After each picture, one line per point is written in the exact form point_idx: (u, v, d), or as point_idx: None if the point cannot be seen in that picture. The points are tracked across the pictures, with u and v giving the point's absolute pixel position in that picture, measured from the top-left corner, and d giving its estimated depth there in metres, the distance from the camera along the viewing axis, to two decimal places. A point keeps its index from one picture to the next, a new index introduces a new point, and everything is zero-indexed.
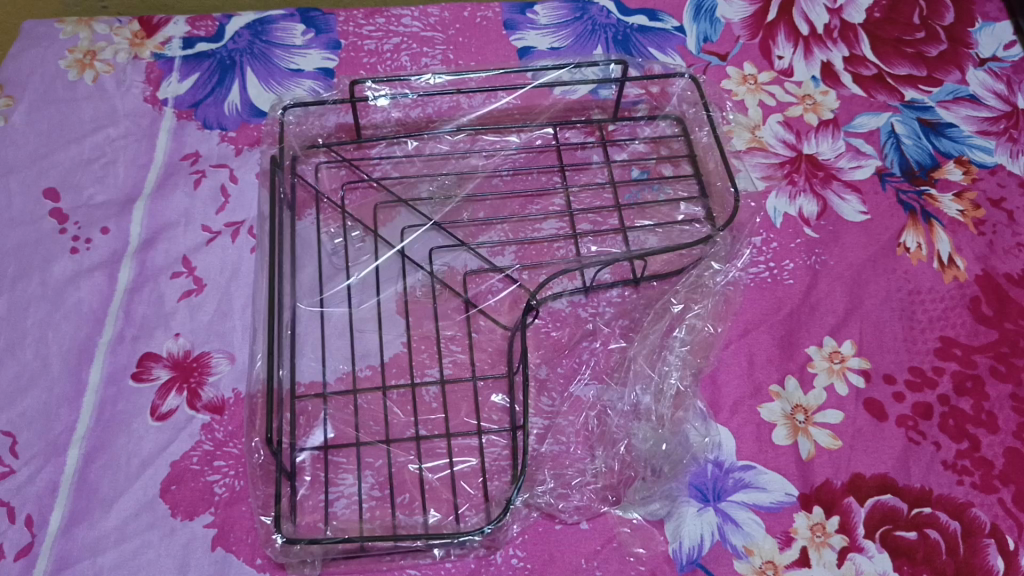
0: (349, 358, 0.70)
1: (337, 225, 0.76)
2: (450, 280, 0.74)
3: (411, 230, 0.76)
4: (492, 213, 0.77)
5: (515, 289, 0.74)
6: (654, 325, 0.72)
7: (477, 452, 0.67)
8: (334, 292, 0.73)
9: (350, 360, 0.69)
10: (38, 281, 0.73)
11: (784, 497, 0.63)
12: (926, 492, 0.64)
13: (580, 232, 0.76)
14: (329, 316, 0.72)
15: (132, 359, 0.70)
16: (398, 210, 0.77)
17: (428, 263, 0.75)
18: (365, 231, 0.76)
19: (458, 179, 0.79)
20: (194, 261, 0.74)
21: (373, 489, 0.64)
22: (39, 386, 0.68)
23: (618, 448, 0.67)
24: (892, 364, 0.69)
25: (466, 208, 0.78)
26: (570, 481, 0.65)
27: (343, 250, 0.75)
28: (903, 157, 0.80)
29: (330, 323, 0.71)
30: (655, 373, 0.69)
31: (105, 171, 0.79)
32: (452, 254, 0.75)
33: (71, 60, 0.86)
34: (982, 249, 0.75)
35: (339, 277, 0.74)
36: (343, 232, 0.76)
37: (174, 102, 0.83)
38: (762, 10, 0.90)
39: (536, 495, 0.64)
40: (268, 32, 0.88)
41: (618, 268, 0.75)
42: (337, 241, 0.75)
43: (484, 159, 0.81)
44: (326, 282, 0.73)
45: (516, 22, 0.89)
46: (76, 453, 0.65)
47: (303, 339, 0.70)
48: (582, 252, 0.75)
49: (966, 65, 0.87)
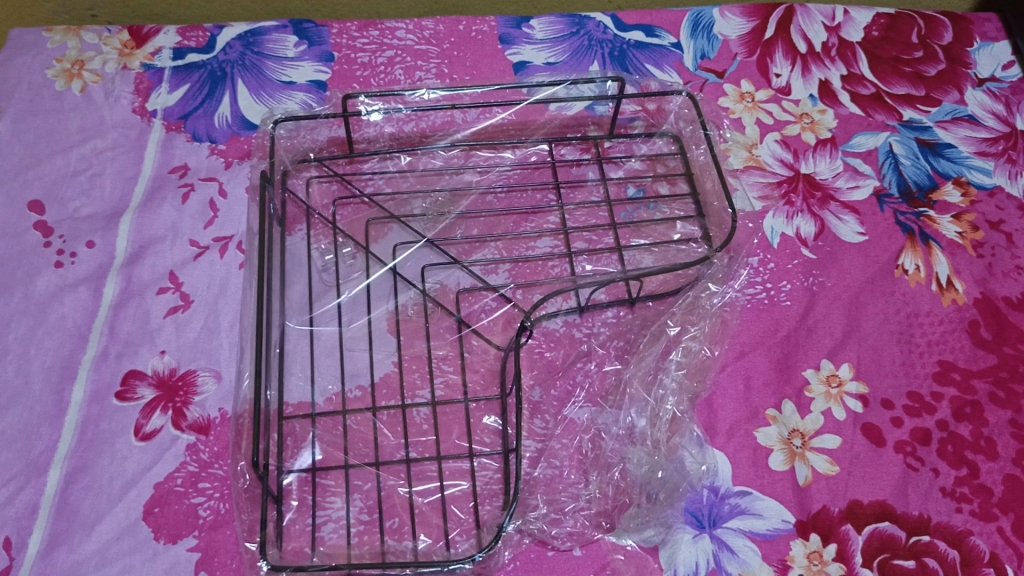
0: (338, 378, 0.68)
1: (328, 241, 0.75)
2: (443, 299, 0.73)
3: (403, 247, 0.75)
4: (485, 230, 0.76)
5: (510, 309, 0.73)
6: (650, 347, 0.71)
7: (469, 476, 0.65)
8: (323, 311, 0.71)
9: (339, 381, 0.68)
10: (21, 295, 0.72)
11: (781, 524, 0.62)
12: (924, 519, 0.63)
13: (575, 250, 0.75)
14: (319, 335, 0.70)
15: (116, 377, 0.68)
16: (390, 227, 0.76)
17: (420, 281, 0.73)
18: (357, 247, 0.75)
19: (452, 196, 0.78)
20: (182, 277, 0.73)
21: (362, 513, 0.63)
22: (21, 404, 0.66)
23: (612, 474, 0.66)
24: (890, 389, 0.68)
25: (459, 225, 0.77)
26: (563, 508, 0.64)
27: (334, 267, 0.74)
28: (901, 177, 0.80)
29: (319, 342, 0.70)
30: (650, 397, 0.68)
31: (92, 183, 0.78)
32: (445, 272, 0.74)
33: (59, 70, 0.84)
34: (981, 271, 0.74)
35: (330, 294, 0.72)
36: (334, 248, 0.74)
37: (164, 113, 0.82)
38: (760, 26, 0.89)
39: (530, 521, 0.63)
40: (260, 43, 0.87)
41: (613, 288, 0.74)
42: (328, 258, 0.74)
43: (477, 175, 0.80)
44: (316, 300, 0.72)
45: (512, 36, 0.88)
46: (57, 474, 0.64)
47: (291, 359, 0.69)
48: (576, 271, 0.74)
49: (965, 84, 0.86)
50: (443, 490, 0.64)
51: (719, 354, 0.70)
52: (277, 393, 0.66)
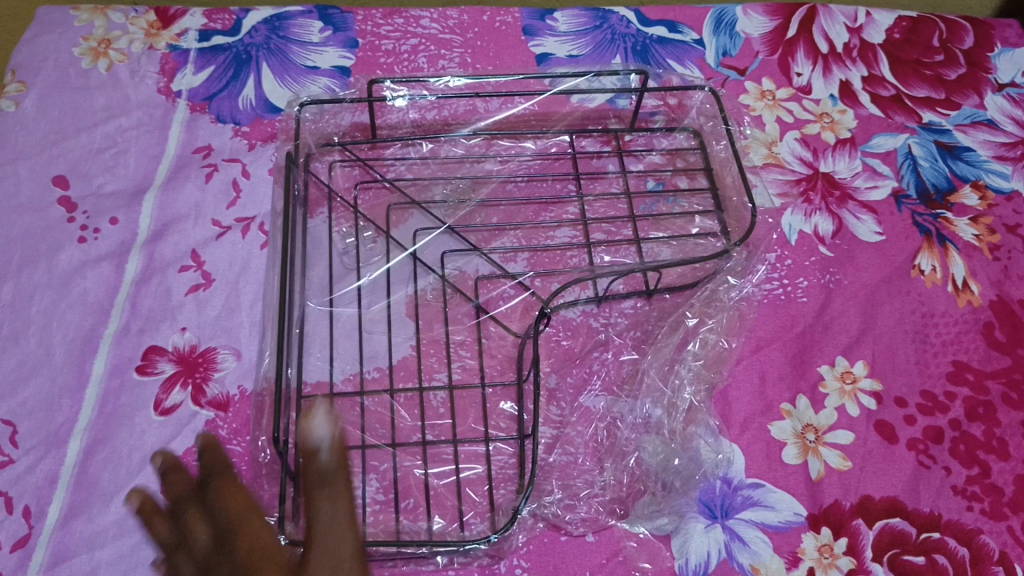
0: (356, 361, 0.69)
1: (349, 225, 0.75)
2: (462, 284, 0.74)
3: (424, 233, 0.76)
4: (506, 218, 0.77)
5: (527, 297, 0.74)
6: (667, 338, 0.72)
7: (483, 459, 0.66)
8: (343, 292, 0.72)
9: (358, 363, 0.68)
10: (44, 268, 0.72)
11: (793, 517, 0.63)
12: (935, 517, 0.63)
13: (593, 241, 0.76)
14: (338, 317, 0.71)
15: (137, 351, 0.69)
16: (410, 213, 0.77)
17: (439, 267, 0.74)
18: (377, 232, 0.76)
19: (473, 185, 0.79)
20: (203, 256, 0.74)
21: (378, 493, 0.63)
22: (41, 375, 0.67)
23: (627, 461, 0.66)
24: (904, 387, 0.69)
25: (479, 212, 0.77)
26: (577, 493, 0.65)
27: (355, 250, 0.74)
28: (920, 179, 0.80)
29: (338, 324, 0.70)
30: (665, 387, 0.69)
31: (116, 161, 0.79)
32: (464, 258, 0.75)
33: (86, 48, 0.85)
34: (997, 274, 0.75)
35: (350, 277, 0.73)
36: (355, 231, 0.75)
37: (188, 94, 0.83)
38: (782, 25, 0.90)
39: (545, 506, 0.64)
40: (285, 27, 0.87)
41: (632, 281, 0.74)
42: (349, 241, 0.74)
43: (497, 163, 0.80)
44: (337, 282, 0.72)
45: (535, 28, 0.88)
46: (77, 445, 0.64)
47: (311, 339, 0.69)
48: (595, 261, 0.75)
49: (984, 89, 0.87)
50: (459, 473, 0.65)
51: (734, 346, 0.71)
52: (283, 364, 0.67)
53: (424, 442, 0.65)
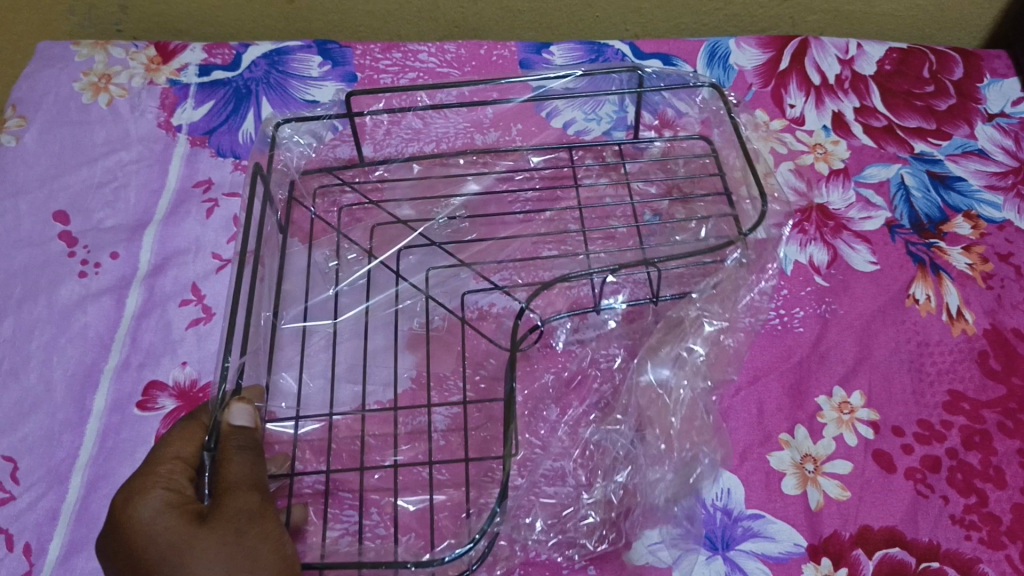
0: (325, 407, 0.68)
1: (332, 248, 0.77)
2: (449, 303, 0.75)
3: (408, 252, 0.78)
4: (493, 232, 0.80)
5: (507, 300, 0.75)
6: (669, 336, 0.70)
7: (450, 488, 0.65)
8: (319, 299, 0.74)
9: (332, 400, 0.69)
10: (44, 303, 0.73)
11: (793, 547, 0.63)
12: (934, 546, 0.63)
13: (595, 255, 0.77)
14: (311, 343, 0.71)
15: (138, 387, 0.69)
16: (396, 230, 0.79)
17: (426, 288, 0.76)
18: (361, 252, 0.77)
19: (463, 204, 0.81)
20: (204, 289, 0.74)
21: (378, 527, 0.63)
22: (42, 411, 0.67)
23: (619, 476, 0.66)
24: (901, 416, 0.69)
25: (467, 229, 0.80)
26: (563, 523, 0.64)
27: (335, 272, 0.76)
28: (913, 210, 0.81)
29: (312, 344, 0.71)
30: (662, 387, 0.68)
31: (116, 195, 0.79)
32: (451, 279, 0.76)
33: (86, 83, 0.86)
34: (990, 303, 0.76)
35: (327, 284, 0.75)
36: (338, 255, 0.77)
37: (189, 128, 0.83)
38: (776, 57, 0.91)
39: (528, 532, 0.64)
40: (285, 62, 0.88)
41: (633, 288, 0.76)
42: (331, 264, 0.76)
43: (479, 182, 0.83)
44: (312, 313, 0.73)
45: (532, 62, 0.90)
46: (78, 481, 0.64)
47: (282, 355, 0.70)
48: (593, 260, 0.77)
49: (975, 120, 0.88)
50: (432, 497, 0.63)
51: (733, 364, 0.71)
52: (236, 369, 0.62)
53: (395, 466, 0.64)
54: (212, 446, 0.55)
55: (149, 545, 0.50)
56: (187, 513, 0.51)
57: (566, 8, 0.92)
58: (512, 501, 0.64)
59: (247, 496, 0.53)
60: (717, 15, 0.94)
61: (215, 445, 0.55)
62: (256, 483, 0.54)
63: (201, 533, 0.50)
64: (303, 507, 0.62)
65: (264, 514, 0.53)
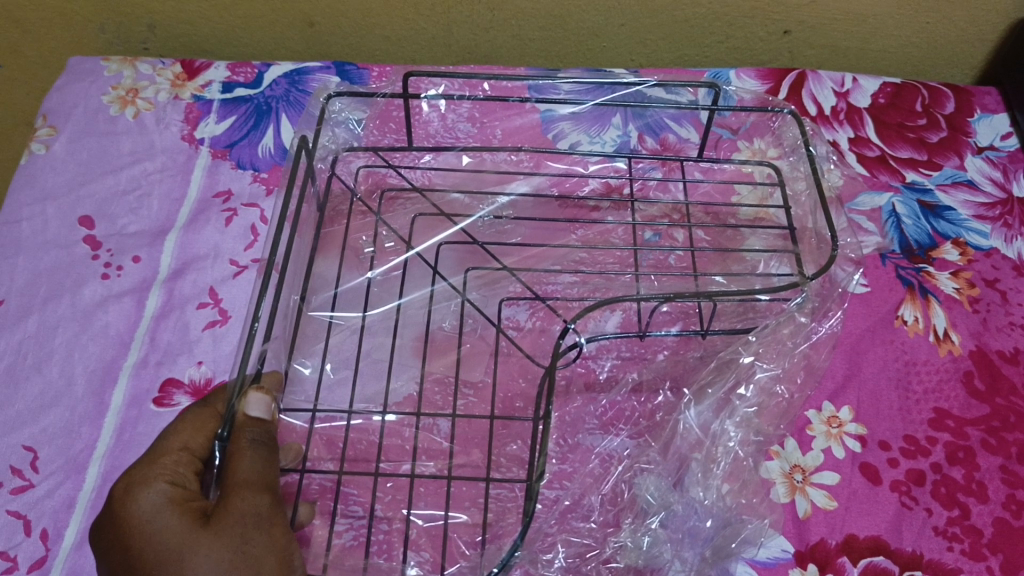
0: (345, 403, 0.72)
1: (371, 233, 0.82)
2: (485, 308, 0.79)
3: (447, 248, 0.82)
4: (535, 235, 0.84)
5: (540, 305, 0.78)
6: (718, 380, 0.69)
7: (453, 501, 0.67)
8: (351, 286, 0.78)
9: (351, 401, 0.72)
10: (68, 302, 0.76)
11: (781, 553, 0.66)
12: (917, 556, 0.66)
13: (643, 270, 0.80)
14: (337, 329, 0.76)
15: (154, 384, 0.72)
16: (437, 222, 0.83)
17: (463, 290, 0.79)
18: (400, 242, 0.82)
19: (509, 204, 0.85)
20: (221, 294, 0.77)
21: (382, 524, 0.66)
22: (62, 405, 0.70)
23: (650, 521, 0.65)
24: (887, 431, 0.72)
25: (511, 230, 0.84)
26: (583, 566, 0.65)
27: (371, 260, 0.80)
28: (903, 235, 0.84)
29: (337, 334, 0.75)
30: (705, 432, 0.68)
31: (140, 203, 0.83)
32: (492, 286, 0.80)
33: (115, 96, 0.90)
34: (976, 325, 0.78)
35: (360, 272, 0.79)
36: (375, 241, 0.81)
37: (211, 142, 0.87)
38: (774, 88, 0.94)
39: (547, 567, 0.65)
40: (304, 82, 0.92)
41: (686, 320, 0.78)
42: (369, 250, 0.81)
43: (529, 182, 0.87)
44: (342, 304, 0.77)
45: None
46: (95, 472, 0.67)
47: (307, 342, 0.74)
48: (642, 286, 0.79)
49: (964, 152, 0.91)
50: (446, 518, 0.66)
51: (788, 392, 0.70)
52: (260, 351, 0.64)
53: (412, 477, 0.67)
54: (225, 436, 0.57)
55: (151, 539, 0.52)
56: (191, 514, 0.53)
57: (574, 38, 0.96)
58: (534, 536, 0.66)
59: (254, 500, 0.54)
60: (718, 48, 0.98)
61: (228, 435, 0.57)
62: (266, 483, 0.56)
63: (203, 534, 0.52)
64: (310, 507, 0.64)
65: (272, 519, 0.54)
